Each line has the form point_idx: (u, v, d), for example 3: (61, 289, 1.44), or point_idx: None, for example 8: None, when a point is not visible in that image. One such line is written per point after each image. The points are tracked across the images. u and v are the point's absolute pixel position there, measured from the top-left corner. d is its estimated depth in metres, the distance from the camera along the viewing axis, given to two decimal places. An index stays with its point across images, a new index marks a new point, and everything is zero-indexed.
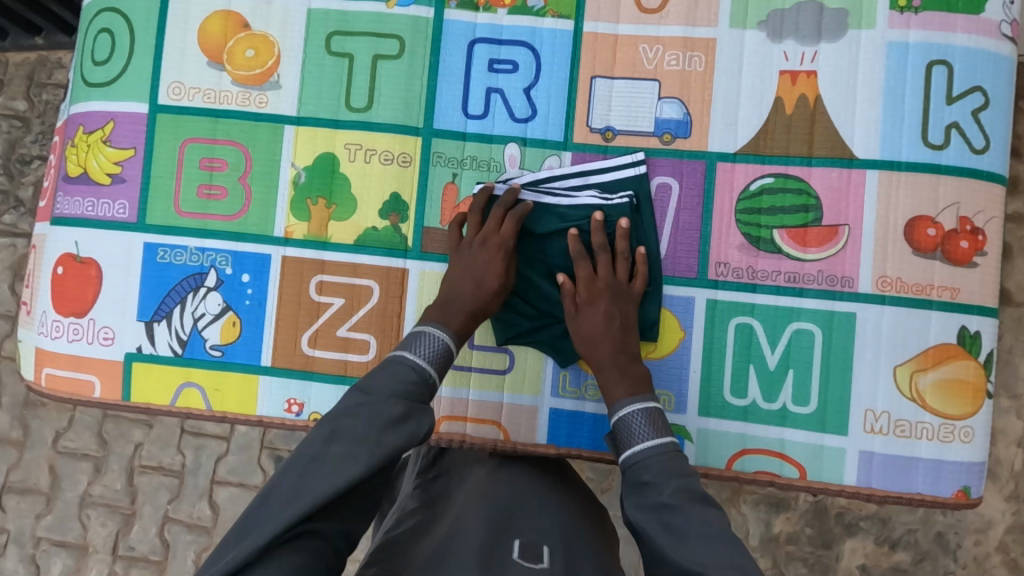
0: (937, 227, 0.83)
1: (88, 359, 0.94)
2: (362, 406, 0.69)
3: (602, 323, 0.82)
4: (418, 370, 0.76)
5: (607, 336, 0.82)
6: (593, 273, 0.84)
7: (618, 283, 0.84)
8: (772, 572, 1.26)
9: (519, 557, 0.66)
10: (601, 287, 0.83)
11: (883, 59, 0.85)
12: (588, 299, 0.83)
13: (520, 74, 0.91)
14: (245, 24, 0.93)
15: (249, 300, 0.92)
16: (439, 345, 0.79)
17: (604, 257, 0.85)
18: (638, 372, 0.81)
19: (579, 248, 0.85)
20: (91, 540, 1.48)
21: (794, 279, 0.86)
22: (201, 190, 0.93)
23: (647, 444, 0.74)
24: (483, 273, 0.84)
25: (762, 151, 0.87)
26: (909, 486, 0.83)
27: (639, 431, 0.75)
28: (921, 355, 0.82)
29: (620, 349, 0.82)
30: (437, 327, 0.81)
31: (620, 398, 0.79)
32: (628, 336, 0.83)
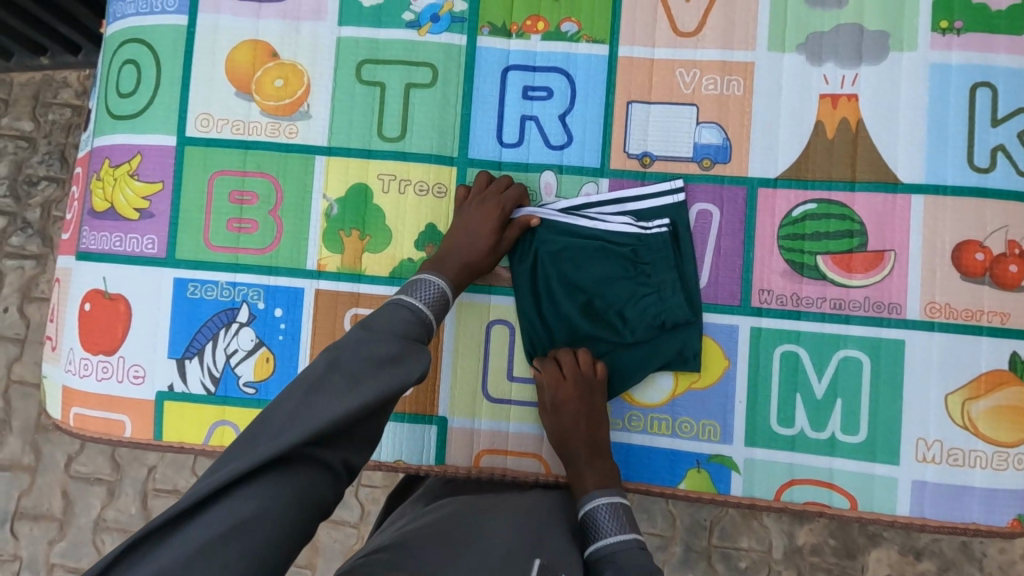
0: (985, 251, 0.82)
1: (118, 399, 0.92)
2: (362, 338, 0.66)
3: (569, 423, 0.83)
4: (414, 310, 0.76)
5: (574, 434, 0.82)
6: (559, 370, 0.84)
7: (584, 376, 0.84)
8: None
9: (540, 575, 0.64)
10: (567, 387, 0.83)
11: (925, 82, 0.84)
12: (557, 401, 0.83)
13: (555, 101, 0.90)
14: (274, 53, 0.91)
15: (283, 335, 0.90)
16: (435, 290, 0.79)
17: (565, 351, 0.85)
18: (606, 464, 0.82)
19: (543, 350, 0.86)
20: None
21: (839, 305, 0.84)
22: (232, 224, 0.91)
23: (612, 539, 0.74)
24: (477, 230, 0.84)
25: (804, 176, 0.86)
26: (963, 516, 0.81)
27: (605, 527, 0.75)
28: (972, 382, 0.81)
29: (589, 445, 0.82)
30: (434, 275, 0.81)
31: (591, 490, 0.79)
32: (597, 429, 0.83)
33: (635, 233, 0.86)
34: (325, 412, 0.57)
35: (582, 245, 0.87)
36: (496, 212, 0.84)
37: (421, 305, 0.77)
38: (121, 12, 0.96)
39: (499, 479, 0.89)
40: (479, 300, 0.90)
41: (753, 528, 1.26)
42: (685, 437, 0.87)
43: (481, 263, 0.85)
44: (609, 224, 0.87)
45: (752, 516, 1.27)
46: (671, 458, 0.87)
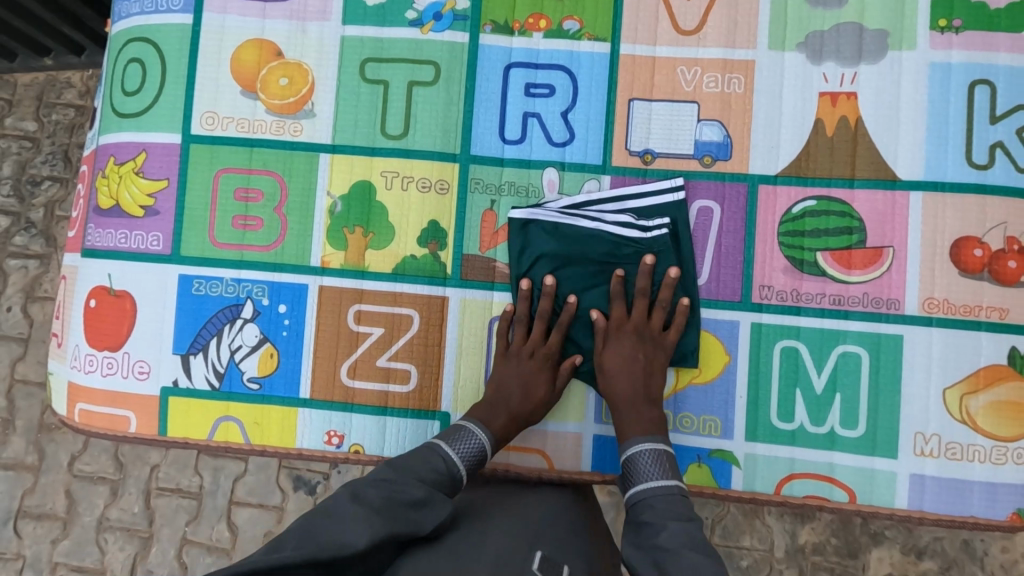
0: (984, 247, 0.82)
1: (123, 394, 0.93)
2: (385, 481, 0.70)
3: (627, 366, 0.83)
4: (446, 462, 0.76)
5: (625, 374, 0.83)
6: (626, 314, 0.86)
7: (648, 327, 0.85)
8: None
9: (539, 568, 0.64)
10: (629, 330, 0.85)
11: (925, 80, 0.85)
12: (618, 337, 0.85)
13: (558, 98, 0.90)
14: (279, 52, 0.92)
15: (287, 331, 0.91)
16: (476, 447, 0.80)
17: (642, 302, 0.85)
18: (652, 415, 0.82)
19: (621, 290, 0.86)
20: (108, 565, 1.46)
21: (839, 301, 0.85)
22: (237, 221, 0.92)
23: (653, 482, 0.75)
24: (530, 391, 0.85)
25: (804, 172, 0.87)
26: (962, 509, 0.82)
27: (646, 470, 0.76)
28: (971, 377, 0.82)
29: (639, 392, 0.83)
30: (479, 428, 0.81)
31: (632, 431, 0.81)
32: (651, 382, 0.84)
33: (636, 233, 0.86)
34: (348, 531, 0.61)
35: (582, 246, 0.87)
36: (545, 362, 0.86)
37: (456, 458, 0.77)
38: (127, 12, 0.96)
39: (503, 474, 0.91)
40: (481, 296, 0.91)
41: (755, 527, 1.26)
42: (685, 433, 0.87)
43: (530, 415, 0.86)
44: (610, 222, 0.87)
45: (754, 516, 1.27)
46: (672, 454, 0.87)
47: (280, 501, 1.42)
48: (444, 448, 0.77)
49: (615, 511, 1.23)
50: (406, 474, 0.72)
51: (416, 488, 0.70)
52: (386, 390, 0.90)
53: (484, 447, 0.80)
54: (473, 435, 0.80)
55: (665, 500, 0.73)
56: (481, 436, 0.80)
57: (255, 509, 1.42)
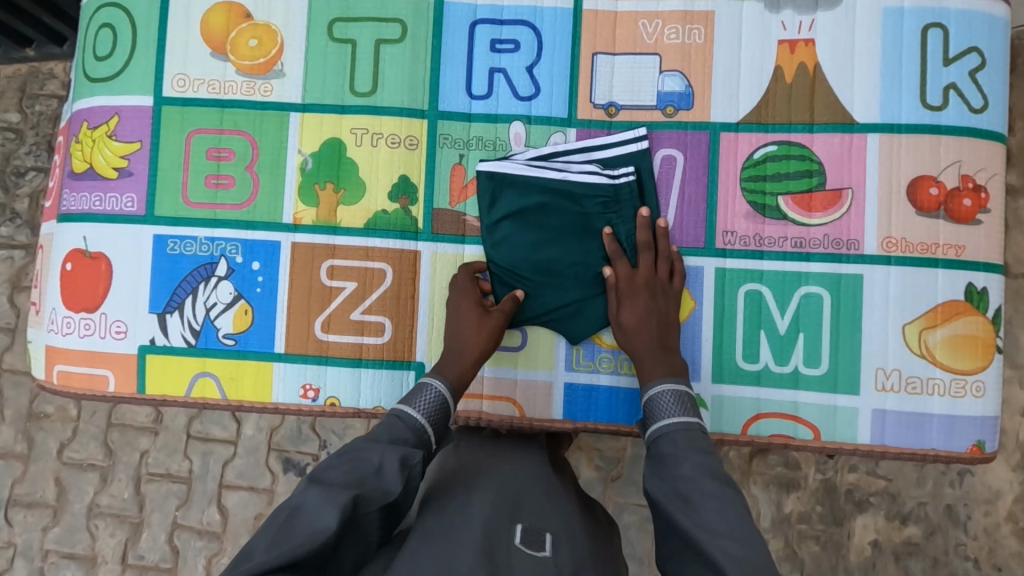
0: (939, 186, 0.84)
1: (101, 354, 0.94)
2: (346, 460, 0.73)
3: (641, 316, 0.84)
4: (408, 420, 0.79)
5: (646, 328, 0.84)
6: (633, 270, 0.87)
7: (658, 280, 0.86)
8: (785, 552, 1.27)
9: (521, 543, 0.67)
10: (641, 284, 0.86)
11: (879, 26, 0.87)
12: (629, 294, 0.86)
13: (522, 53, 0.92)
14: (247, 13, 0.94)
15: (261, 288, 0.92)
16: (435, 395, 0.82)
17: (646, 255, 0.86)
18: (675, 360, 0.83)
19: (616, 247, 0.87)
20: (100, 550, 1.46)
21: (800, 244, 0.87)
22: (210, 180, 0.93)
23: (677, 420, 0.76)
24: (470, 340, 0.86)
25: (764, 120, 0.89)
26: (923, 443, 0.84)
27: (671, 409, 0.77)
28: (929, 313, 0.83)
29: (659, 342, 0.83)
30: (434, 379, 0.83)
31: (656, 376, 0.81)
32: (668, 330, 0.85)
33: (605, 183, 0.88)
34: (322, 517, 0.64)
35: (551, 195, 0.89)
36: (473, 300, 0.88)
37: (416, 414, 0.79)
38: None
39: (475, 424, 0.92)
40: (452, 250, 0.92)
41: None
42: None
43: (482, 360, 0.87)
44: (577, 172, 0.88)
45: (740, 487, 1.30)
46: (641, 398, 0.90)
47: (270, 483, 1.43)
48: (404, 410, 0.80)
49: (604, 485, 1.27)
50: (370, 443, 0.75)
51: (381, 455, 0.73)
52: (360, 342, 0.92)
53: (444, 396, 0.82)
54: (431, 388, 0.82)
55: (686, 437, 0.74)
56: (437, 385, 0.82)
57: (244, 492, 1.43)
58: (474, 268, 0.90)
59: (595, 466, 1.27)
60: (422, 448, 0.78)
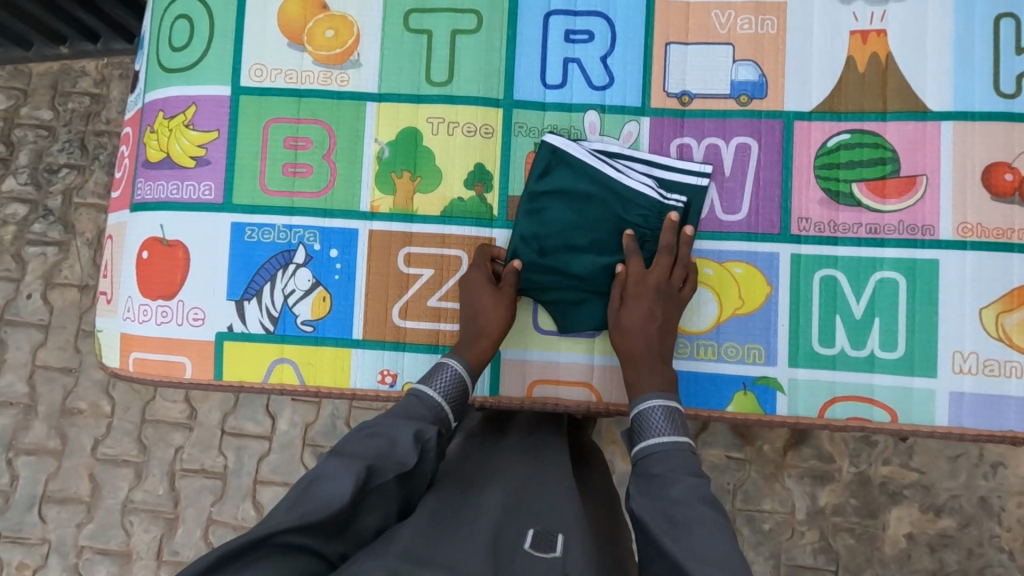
0: (1014, 172, 0.86)
1: (178, 341, 0.95)
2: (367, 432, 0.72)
3: (642, 320, 0.84)
4: (426, 398, 0.79)
5: (644, 332, 0.84)
6: (646, 271, 0.87)
7: (668, 286, 0.86)
8: (819, 544, 1.28)
9: (530, 548, 0.65)
10: (650, 287, 0.85)
11: (953, 15, 0.88)
12: (636, 294, 0.86)
13: (597, 43, 0.93)
14: (324, 5, 0.95)
15: (339, 274, 0.93)
16: (453, 376, 0.82)
17: (665, 258, 0.86)
18: (667, 373, 0.83)
19: (633, 246, 0.87)
20: (134, 547, 1.46)
21: (874, 230, 0.88)
22: (287, 168, 0.94)
23: (666, 438, 0.74)
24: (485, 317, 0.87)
25: (837, 109, 0.90)
26: (1001, 424, 0.85)
27: (657, 427, 0.76)
28: (1006, 296, 0.85)
29: (657, 351, 0.84)
30: (452, 360, 0.83)
31: (649, 389, 0.81)
32: (666, 339, 0.85)
33: (655, 198, 0.88)
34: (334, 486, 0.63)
35: (607, 190, 0.88)
36: (484, 276, 0.88)
37: (433, 394, 0.79)
38: None
39: (551, 410, 0.93)
40: None
41: (775, 490, 1.30)
42: (731, 361, 0.90)
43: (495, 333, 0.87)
44: (633, 179, 0.89)
45: (774, 479, 1.30)
46: (718, 382, 0.90)
47: None
48: (421, 390, 0.80)
49: None
50: (389, 420, 0.75)
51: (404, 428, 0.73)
52: (437, 329, 0.93)
53: (461, 374, 0.83)
54: (448, 368, 0.83)
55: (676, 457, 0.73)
56: (454, 363, 0.83)
57: (279, 487, 1.44)
58: (492, 252, 0.91)
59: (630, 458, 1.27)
60: (441, 425, 0.78)
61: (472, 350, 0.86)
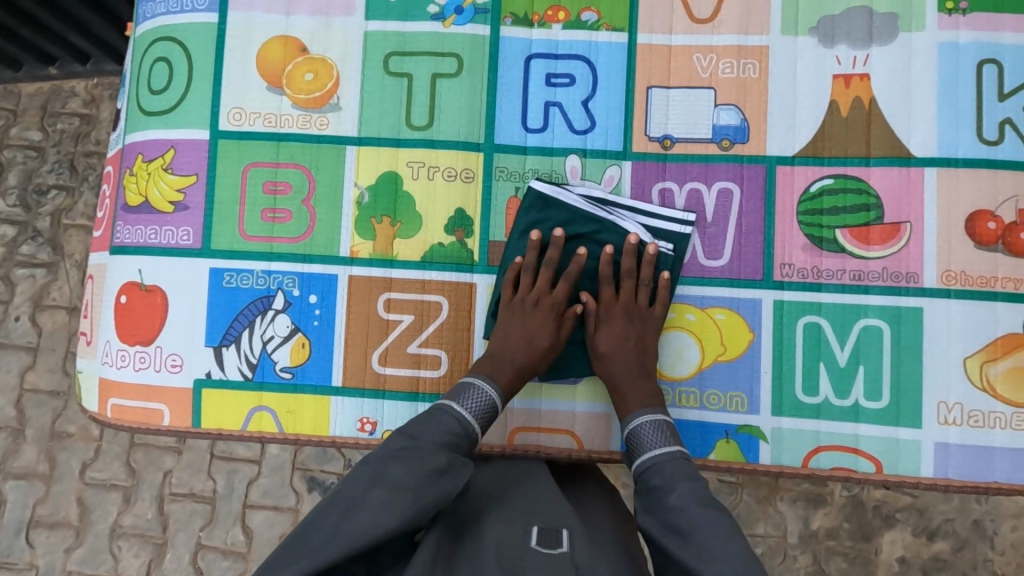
0: (997, 220, 0.85)
1: (156, 388, 0.94)
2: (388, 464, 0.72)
3: (617, 342, 0.86)
4: (458, 420, 0.77)
5: (621, 354, 0.85)
6: (615, 297, 0.88)
7: (637, 306, 0.87)
8: (813, 568, 1.26)
9: (537, 544, 0.70)
10: (618, 311, 0.87)
11: (936, 60, 0.87)
12: (607, 318, 0.87)
13: (578, 87, 0.93)
14: (303, 48, 0.94)
15: (318, 321, 0.92)
16: (485, 399, 0.81)
17: (627, 282, 0.87)
18: (649, 389, 0.84)
19: (608, 271, 0.87)
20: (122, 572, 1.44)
21: (859, 276, 0.87)
22: (266, 214, 0.93)
23: (657, 452, 0.77)
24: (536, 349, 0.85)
25: (820, 153, 0.89)
26: (986, 475, 0.85)
27: (648, 441, 0.78)
28: (990, 346, 0.84)
29: (635, 366, 0.85)
30: (485, 381, 0.82)
31: (631, 407, 0.83)
32: (644, 357, 0.86)
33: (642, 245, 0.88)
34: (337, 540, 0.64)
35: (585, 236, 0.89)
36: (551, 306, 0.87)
37: (465, 415, 0.78)
38: (151, 13, 0.98)
39: (533, 457, 0.92)
40: None
41: (768, 514, 1.28)
42: (713, 409, 0.89)
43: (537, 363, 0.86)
44: (624, 222, 0.89)
45: (768, 502, 1.29)
46: (700, 431, 0.89)
47: (295, 502, 1.42)
48: (453, 408, 0.78)
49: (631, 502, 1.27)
50: (419, 441, 0.74)
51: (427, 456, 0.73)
52: (417, 376, 0.92)
53: (492, 398, 0.81)
54: (480, 388, 0.81)
55: (672, 466, 0.75)
56: (488, 388, 0.81)
57: (269, 512, 1.42)
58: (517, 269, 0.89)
59: (622, 483, 1.27)
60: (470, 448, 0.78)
61: (508, 374, 0.84)
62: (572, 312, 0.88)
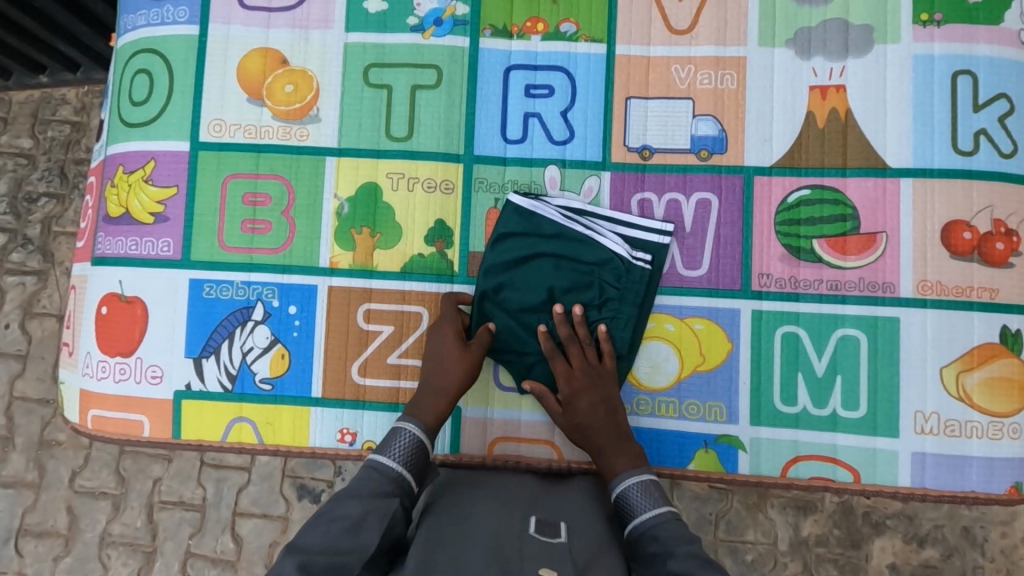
0: (972, 230, 0.86)
1: (136, 399, 0.94)
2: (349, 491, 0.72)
3: (588, 415, 0.83)
4: (386, 472, 0.75)
5: (595, 424, 0.83)
6: (568, 367, 0.86)
7: (590, 368, 0.85)
8: None
9: (536, 532, 0.71)
10: (577, 381, 0.85)
11: (910, 72, 0.88)
12: (571, 392, 0.84)
13: (557, 98, 0.93)
14: (284, 60, 0.95)
15: (298, 332, 0.92)
16: (411, 441, 0.79)
17: (572, 348, 0.86)
18: (634, 446, 0.82)
19: (550, 345, 0.86)
20: None
21: (836, 286, 0.88)
22: (246, 225, 0.93)
23: (648, 516, 0.74)
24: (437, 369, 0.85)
25: (798, 164, 0.90)
26: (963, 484, 0.85)
27: (637, 506, 0.76)
28: (966, 355, 0.85)
29: (612, 430, 0.83)
30: (406, 423, 0.81)
31: (620, 471, 0.80)
32: (616, 417, 0.84)
33: (622, 257, 0.88)
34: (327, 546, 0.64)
35: (563, 250, 0.89)
36: (455, 332, 0.87)
37: (393, 464, 0.76)
38: (132, 24, 0.99)
39: (513, 467, 0.92)
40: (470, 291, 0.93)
41: (759, 521, 1.28)
42: (692, 419, 0.89)
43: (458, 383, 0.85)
44: (601, 235, 0.89)
45: (758, 509, 1.29)
46: (680, 441, 0.89)
47: (285, 510, 1.42)
48: (380, 462, 0.76)
49: None
50: (346, 498, 0.71)
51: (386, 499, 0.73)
52: (397, 386, 0.92)
53: (418, 437, 0.80)
54: (403, 432, 0.80)
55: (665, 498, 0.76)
56: (411, 428, 0.80)
57: (259, 520, 1.41)
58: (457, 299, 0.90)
59: None
60: (404, 496, 0.75)
61: (429, 409, 0.84)
62: (483, 330, 0.87)
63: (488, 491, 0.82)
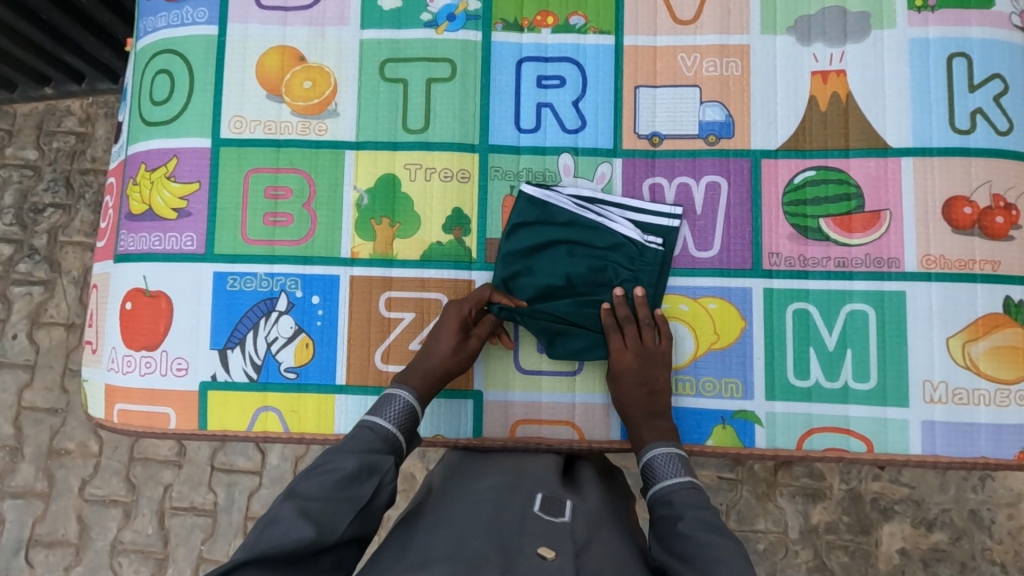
0: (972, 205, 0.89)
1: (160, 391, 0.95)
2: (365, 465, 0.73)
3: (635, 393, 0.86)
4: (380, 432, 0.78)
5: (636, 403, 0.86)
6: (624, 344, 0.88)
7: (648, 349, 0.88)
8: (814, 562, 1.28)
9: (543, 508, 0.73)
10: (631, 359, 0.87)
11: (906, 55, 0.92)
12: (620, 370, 0.87)
13: (568, 88, 0.96)
14: (301, 57, 0.97)
15: (321, 321, 0.95)
16: (405, 406, 0.81)
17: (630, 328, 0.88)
18: (662, 425, 0.85)
19: (611, 321, 0.89)
20: None
21: (843, 263, 0.91)
22: (268, 218, 0.96)
23: (667, 483, 0.77)
24: (435, 351, 0.87)
25: (801, 146, 0.93)
26: (973, 451, 0.87)
27: (660, 474, 0.79)
28: (972, 326, 0.88)
29: (647, 409, 0.86)
30: (401, 389, 0.83)
31: (649, 443, 0.83)
32: (657, 400, 0.87)
33: (635, 240, 0.91)
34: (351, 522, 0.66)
35: (577, 236, 0.92)
36: (457, 322, 0.88)
37: (386, 425, 0.78)
38: (151, 26, 1.01)
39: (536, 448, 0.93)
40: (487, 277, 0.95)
41: (768, 510, 1.30)
42: (709, 396, 0.92)
43: (451, 365, 0.87)
44: (612, 221, 0.92)
45: (767, 498, 1.31)
46: (697, 417, 0.92)
47: None
48: (373, 422, 0.78)
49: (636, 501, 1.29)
50: (338, 452, 0.73)
51: (383, 456, 0.74)
52: None
53: (411, 403, 0.82)
54: (397, 398, 0.82)
55: (674, 471, 0.78)
56: (405, 394, 0.82)
57: None
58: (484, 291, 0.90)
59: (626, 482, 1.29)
60: (396, 456, 0.78)
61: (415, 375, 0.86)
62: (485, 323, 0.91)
63: (507, 471, 0.84)
